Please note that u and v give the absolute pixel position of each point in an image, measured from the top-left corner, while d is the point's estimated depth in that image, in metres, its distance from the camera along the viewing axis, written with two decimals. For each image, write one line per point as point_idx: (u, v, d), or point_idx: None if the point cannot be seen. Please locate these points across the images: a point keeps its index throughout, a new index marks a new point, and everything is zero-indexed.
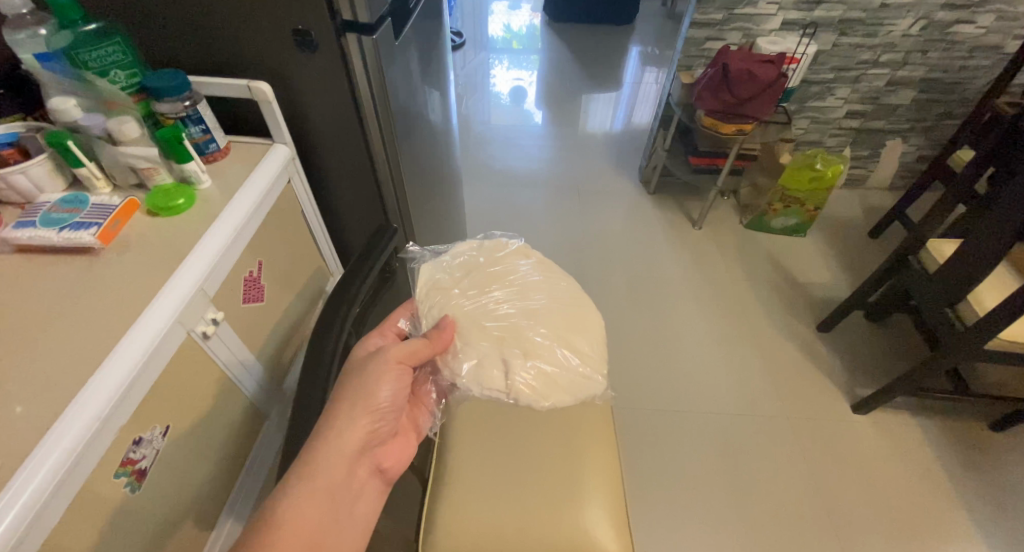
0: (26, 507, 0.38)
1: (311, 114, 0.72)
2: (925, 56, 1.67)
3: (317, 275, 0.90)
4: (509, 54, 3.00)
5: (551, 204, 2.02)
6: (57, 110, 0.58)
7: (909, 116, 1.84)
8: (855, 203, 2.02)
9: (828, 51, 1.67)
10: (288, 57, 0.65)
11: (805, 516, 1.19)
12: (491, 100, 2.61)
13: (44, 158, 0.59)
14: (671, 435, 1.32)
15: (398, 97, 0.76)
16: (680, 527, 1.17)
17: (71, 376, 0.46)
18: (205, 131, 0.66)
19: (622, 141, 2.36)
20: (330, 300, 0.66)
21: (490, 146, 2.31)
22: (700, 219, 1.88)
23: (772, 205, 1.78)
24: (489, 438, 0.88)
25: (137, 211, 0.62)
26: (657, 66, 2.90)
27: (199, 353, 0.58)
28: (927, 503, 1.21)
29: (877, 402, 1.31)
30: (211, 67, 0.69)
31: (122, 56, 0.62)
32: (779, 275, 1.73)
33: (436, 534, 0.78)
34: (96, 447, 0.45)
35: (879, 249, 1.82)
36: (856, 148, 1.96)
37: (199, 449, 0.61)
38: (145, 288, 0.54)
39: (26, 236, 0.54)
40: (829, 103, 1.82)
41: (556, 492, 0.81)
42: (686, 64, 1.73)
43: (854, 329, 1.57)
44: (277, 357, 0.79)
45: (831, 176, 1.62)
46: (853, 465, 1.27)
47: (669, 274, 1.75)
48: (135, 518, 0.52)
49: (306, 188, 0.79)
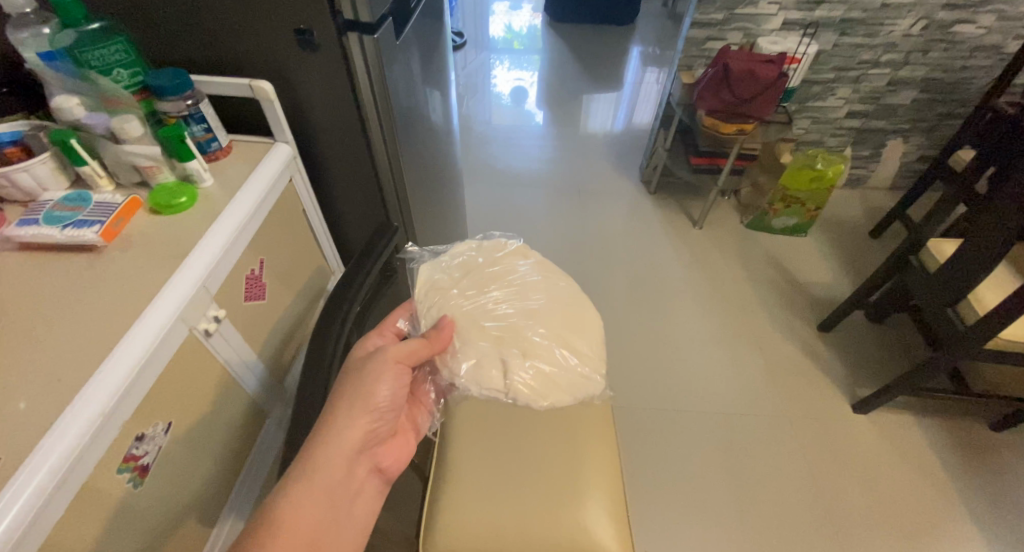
0: (29, 502, 0.39)
1: (313, 113, 0.72)
2: (925, 56, 1.67)
3: (318, 274, 0.91)
4: (510, 54, 3.00)
5: (551, 204, 2.02)
6: (60, 108, 0.59)
7: (909, 116, 1.84)
8: (856, 203, 2.02)
9: (828, 51, 1.67)
10: (290, 56, 0.66)
11: (805, 517, 1.19)
12: (492, 100, 2.61)
13: (48, 156, 0.60)
14: (671, 435, 1.32)
15: (399, 97, 0.76)
16: (680, 527, 1.17)
17: (74, 373, 0.46)
18: (207, 130, 0.66)
19: (623, 141, 2.36)
20: (330, 299, 0.66)
21: (491, 146, 2.31)
22: (700, 219, 1.89)
23: (772, 205, 1.78)
24: (488, 437, 0.88)
25: (139, 209, 0.62)
26: (658, 66, 2.90)
27: (201, 350, 0.59)
28: (927, 503, 1.21)
29: (877, 402, 1.31)
30: (213, 66, 0.69)
31: (125, 54, 0.62)
32: (779, 275, 1.73)
33: (435, 533, 0.79)
34: (98, 443, 0.45)
35: (879, 250, 1.82)
36: (857, 148, 1.96)
37: (201, 447, 0.62)
38: (148, 286, 0.54)
39: (29, 234, 0.55)
40: (830, 103, 1.82)
41: (554, 491, 0.81)
42: (687, 64, 1.73)
43: (854, 329, 1.57)
44: (278, 356, 0.79)
45: (831, 176, 1.62)
46: (853, 465, 1.28)
47: (669, 274, 1.75)
48: (137, 515, 0.52)
49: (307, 187, 0.79)
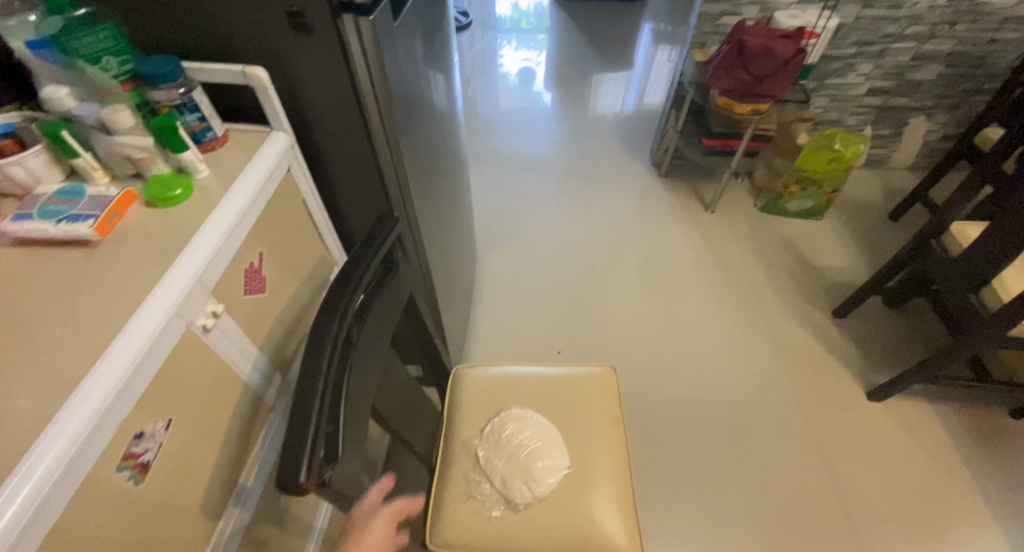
0: (26, 504, 0.38)
1: (310, 99, 0.70)
2: (952, 28, 1.59)
3: (320, 265, 0.89)
4: (517, 33, 2.93)
5: (559, 188, 1.98)
6: (50, 99, 0.58)
7: (934, 93, 1.77)
8: (875, 185, 1.96)
9: (849, 25, 1.59)
10: (285, 39, 0.63)
11: (818, 506, 1.17)
12: (499, 81, 2.56)
13: (40, 148, 0.59)
14: (681, 424, 1.31)
15: (401, 84, 0.74)
16: (688, 514, 1.16)
17: (72, 370, 0.46)
18: (202, 119, 0.65)
19: (633, 123, 2.30)
20: (336, 279, 0.57)
21: (498, 130, 2.26)
22: (712, 203, 1.84)
23: (788, 187, 1.73)
24: (494, 406, 0.89)
25: (135, 202, 0.61)
26: (670, 44, 2.80)
27: (200, 345, 0.58)
28: (944, 491, 1.19)
29: (893, 390, 1.29)
30: (205, 51, 0.67)
31: (114, 41, 0.60)
32: (794, 260, 1.69)
33: (442, 525, 0.78)
34: (97, 440, 0.44)
35: (899, 233, 1.77)
36: (877, 127, 1.89)
37: (207, 439, 0.61)
38: (144, 281, 0.53)
39: (24, 229, 0.54)
40: (850, 80, 1.74)
41: (561, 451, 0.82)
42: (700, 41, 1.67)
43: (871, 315, 1.53)
44: (282, 348, 0.79)
45: (851, 156, 1.57)
46: (867, 452, 1.26)
47: (680, 258, 1.72)
48: (144, 508, 0.52)
49: (305, 174, 0.77)
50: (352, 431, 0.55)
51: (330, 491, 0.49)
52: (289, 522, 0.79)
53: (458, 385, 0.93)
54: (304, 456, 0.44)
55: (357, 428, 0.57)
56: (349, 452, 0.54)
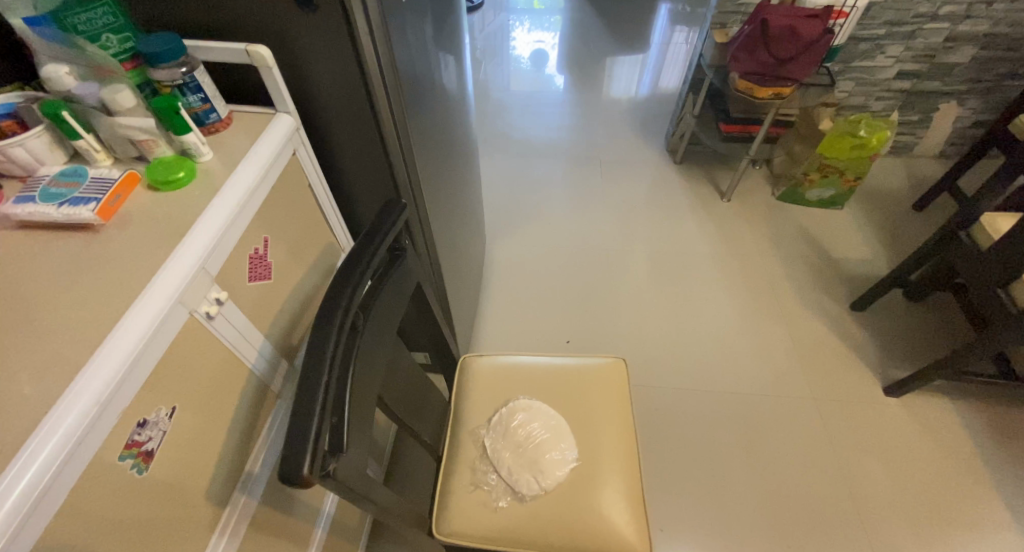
0: (27, 493, 0.37)
1: (316, 79, 0.67)
2: (990, 8, 1.51)
3: (328, 251, 0.88)
4: (530, 15, 2.87)
5: (570, 174, 1.94)
6: (48, 78, 0.57)
7: (966, 76, 1.69)
8: (899, 173, 1.89)
9: (880, 5, 1.52)
10: (290, 16, 0.60)
11: (828, 500, 1.16)
12: (512, 64, 2.51)
13: (42, 129, 0.57)
14: (689, 416, 1.29)
15: (409, 64, 0.71)
16: (693, 507, 1.15)
17: (73, 356, 0.45)
18: (204, 100, 0.63)
19: (648, 106, 2.25)
20: (341, 268, 0.55)
21: (510, 114, 2.22)
22: (728, 191, 1.79)
23: (808, 175, 1.68)
24: (502, 395, 0.88)
25: (137, 185, 0.60)
26: (689, 24, 2.71)
27: (204, 332, 0.57)
28: (961, 491, 1.16)
29: (912, 385, 1.25)
30: (206, 28, 0.64)
31: (114, 17, 0.59)
32: (812, 250, 1.65)
33: (449, 514, 0.78)
34: (100, 427, 0.44)
35: (922, 224, 1.71)
36: (905, 112, 1.81)
37: (214, 426, 0.61)
38: (146, 267, 0.52)
39: (26, 213, 0.53)
40: (878, 62, 1.67)
41: (570, 443, 0.82)
42: (721, 21, 1.61)
43: (892, 308, 1.49)
44: (288, 335, 0.78)
45: (875, 143, 1.50)
46: (882, 448, 1.23)
47: (694, 247, 1.68)
48: (151, 495, 0.51)
49: (311, 157, 0.75)
50: (357, 424, 0.54)
51: (335, 483, 0.48)
52: (296, 507, 0.79)
53: (467, 372, 0.92)
54: (308, 448, 0.43)
55: (363, 419, 0.56)
56: (355, 442, 0.53)
